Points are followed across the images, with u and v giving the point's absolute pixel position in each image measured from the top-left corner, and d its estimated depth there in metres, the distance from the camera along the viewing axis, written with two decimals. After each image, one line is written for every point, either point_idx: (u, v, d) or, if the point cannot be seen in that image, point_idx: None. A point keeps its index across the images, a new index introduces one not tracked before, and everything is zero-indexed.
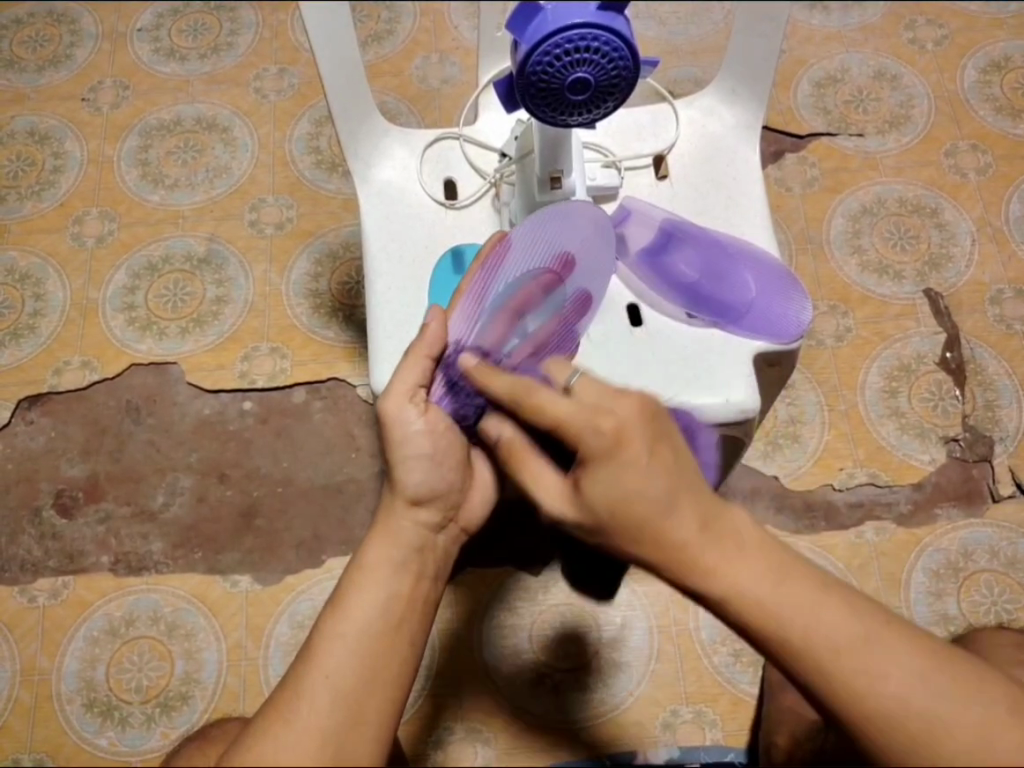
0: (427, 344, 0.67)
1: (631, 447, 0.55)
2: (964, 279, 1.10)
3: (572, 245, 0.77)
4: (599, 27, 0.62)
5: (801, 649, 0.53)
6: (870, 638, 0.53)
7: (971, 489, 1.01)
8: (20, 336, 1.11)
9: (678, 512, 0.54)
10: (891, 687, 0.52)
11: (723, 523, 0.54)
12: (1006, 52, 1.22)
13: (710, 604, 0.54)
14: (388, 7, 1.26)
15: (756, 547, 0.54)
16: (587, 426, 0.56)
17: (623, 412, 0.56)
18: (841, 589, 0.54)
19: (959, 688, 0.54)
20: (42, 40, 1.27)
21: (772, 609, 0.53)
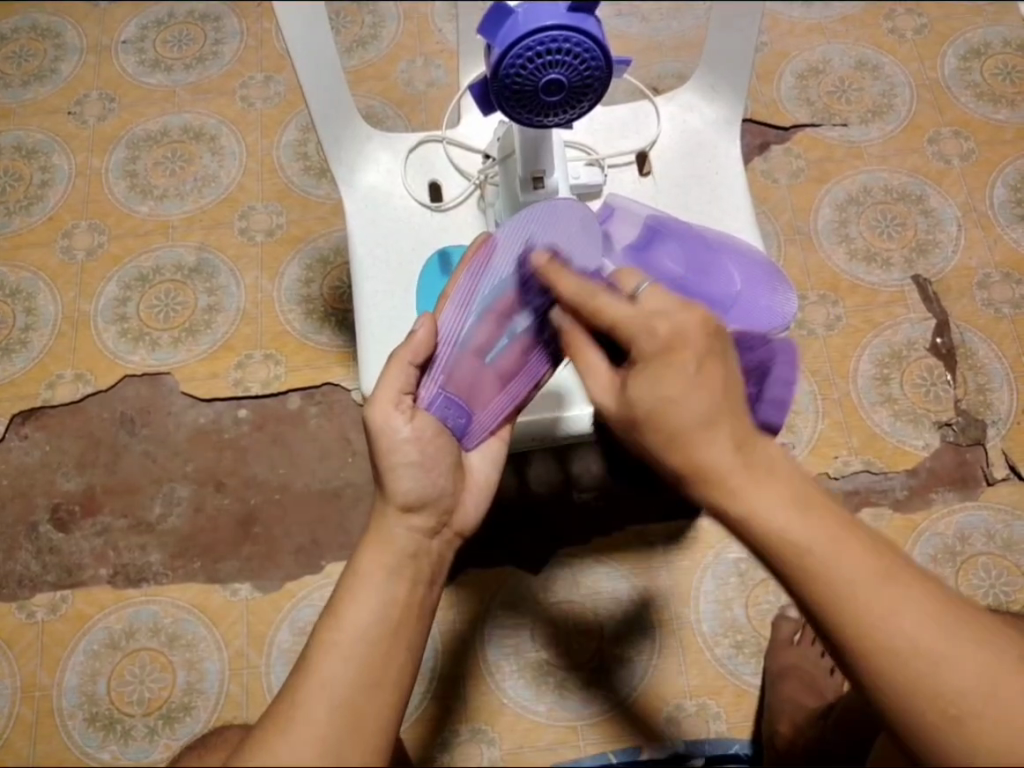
0: (412, 351, 0.68)
1: (681, 355, 0.56)
2: (951, 265, 1.11)
3: (561, 238, 0.72)
4: (570, 28, 0.62)
5: (821, 576, 0.53)
6: (890, 573, 0.53)
7: (966, 473, 1.02)
8: (12, 350, 1.11)
9: (715, 430, 0.55)
10: (904, 627, 0.52)
11: (758, 451, 0.56)
12: (985, 39, 1.23)
13: (735, 526, 0.55)
14: (371, 11, 1.26)
15: (786, 476, 0.55)
16: (641, 330, 0.58)
17: (681, 320, 0.57)
18: (864, 528, 0.55)
19: (973, 636, 0.54)
20: (26, 55, 1.27)
21: (796, 537, 0.53)
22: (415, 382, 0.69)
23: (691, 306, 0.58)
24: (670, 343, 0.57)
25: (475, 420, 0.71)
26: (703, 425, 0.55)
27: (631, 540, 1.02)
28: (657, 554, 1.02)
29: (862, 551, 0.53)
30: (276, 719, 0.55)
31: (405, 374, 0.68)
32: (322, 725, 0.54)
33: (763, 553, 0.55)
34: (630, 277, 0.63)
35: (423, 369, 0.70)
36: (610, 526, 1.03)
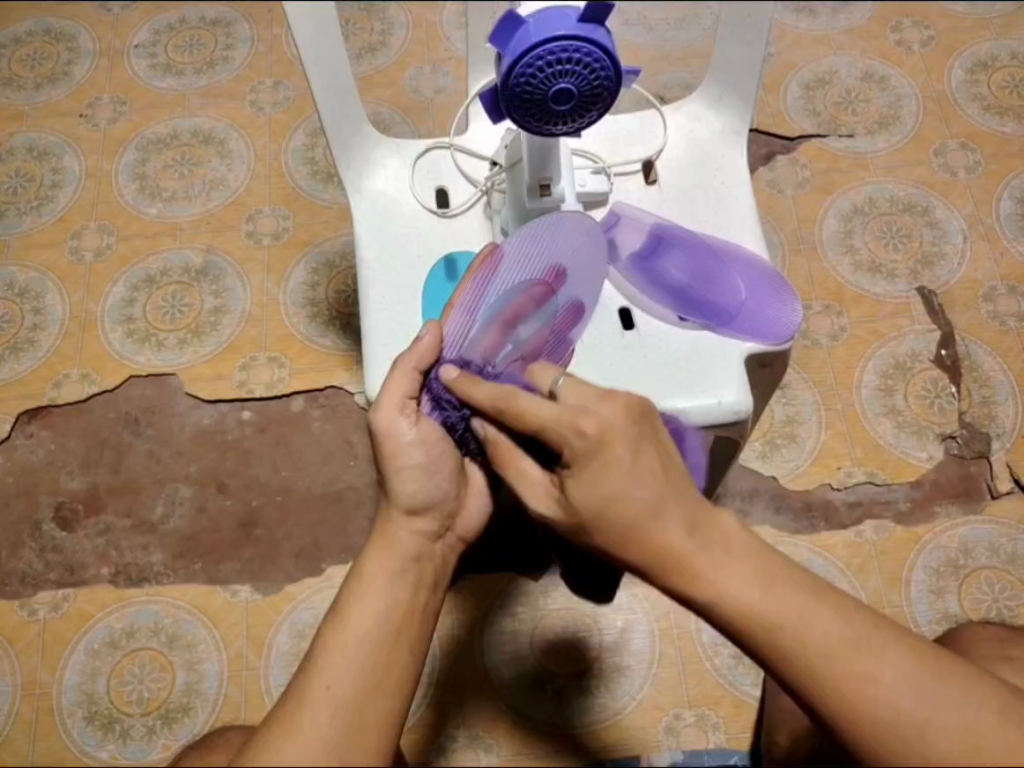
0: (417, 357, 0.68)
1: (614, 449, 0.55)
2: (957, 277, 1.11)
3: (565, 256, 0.75)
4: (580, 39, 0.63)
5: (786, 651, 0.53)
6: (864, 642, 0.53)
7: (969, 485, 1.01)
8: (19, 350, 1.12)
9: (663, 518, 0.54)
10: (881, 689, 0.52)
11: (713, 529, 0.55)
12: (992, 52, 1.23)
13: (700, 610, 0.55)
14: (380, 19, 1.27)
15: (744, 554, 0.55)
16: (569, 426, 0.56)
17: (604, 414, 0.56)
18: (834, 593, 0.54)
19: (957, 688, 0.53)
20: (39, 58, 1.28)
21: (761, 614, 0.53)
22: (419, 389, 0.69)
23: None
24: (601, 438, 0.55)
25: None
26: (651, 514, 0.54)
27: None
28: None
29: (834, 622, 0.53)
30: (281, 720, 0.55)
31: (410, 380, 0.67)
32: (324, 727, 0.54)
33: (729, 634, 0.55)
34: (543, 377, 0.64)
35: (428, 375, 0.70)
36: None
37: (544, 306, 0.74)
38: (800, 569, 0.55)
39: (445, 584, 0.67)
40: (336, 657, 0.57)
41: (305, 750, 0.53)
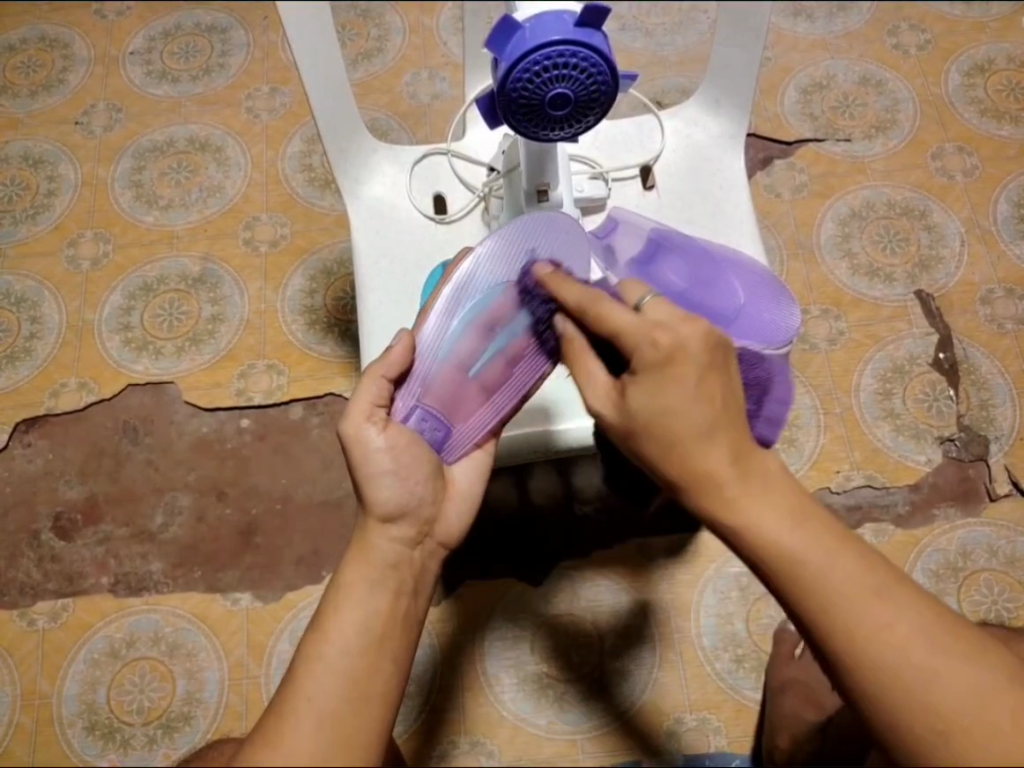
0: (386, 366, 0.67)
1: (681, 366, 0.55)
2: (955, 280, 1.11)
3: (549, 252, 0.70)
4: (577, 44, 0.62)
5: (811, 588, 0.53)
6: (881, 591, 0.53)
7: (968, 488, 1.01)
8: (16, 358, 1.11)
9: (713, 441, 0.55)
10: (897, 639, 0.52)
11: (755, 462, 0.56)
12: (988, 55, 1.23)
13: (727, 533, 0.56)
14: (377, 25, 1.27)
15: (781, 490, 0.56)
16: (643, 338, 0.57)
17: (682, 332, 0.56)
18: (866, 547, 0.55)
19: (970, 650, 0.53)
20: (34, 65, 1.28)
21: (787, 545, 0.54)
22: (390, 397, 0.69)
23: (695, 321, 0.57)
24: (671, 355, 0.56)
25: (456, 432, 0.70)
26: (703, 435, 0.55)
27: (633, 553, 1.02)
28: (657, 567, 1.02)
29: (859, 569, 0.53)
30: (267, 736, 0.54)
31: (376, 389, 0.67)
32: (311, 741, 0.53)
33: (752, 561, 0.56)
34: (632, 291, 0.62)
35: (399, 382, 0.69)
36: (611, 534, 1.03)
37: None
38: (837, 521, 0.56)
39: (428, 591, 0.66)
40: (326, 670, 0.56)
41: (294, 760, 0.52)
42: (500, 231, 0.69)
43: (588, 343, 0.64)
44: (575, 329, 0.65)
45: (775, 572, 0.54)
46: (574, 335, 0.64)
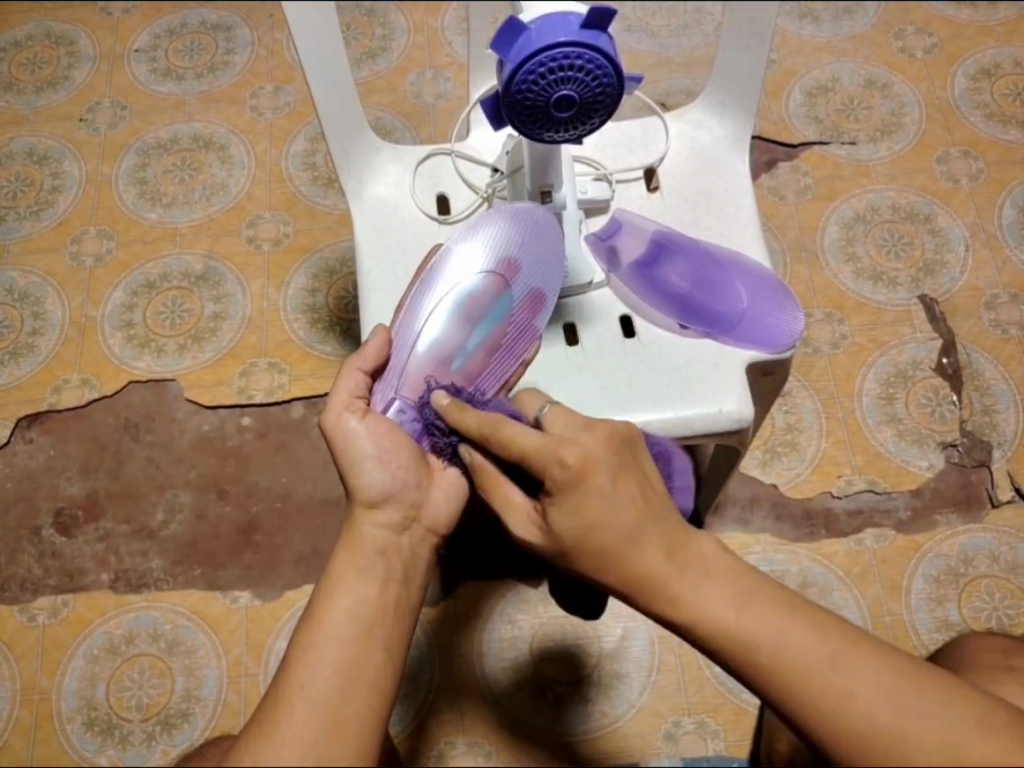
0: (362, 358, 0.69)
1: (595, 478, 0.56)
2: (959, 285, 1.11)
3: (516, 248, 0.73)
4: (582, 46, 0.62)
5: (764, 666, 0.52)
6: (839, 657, 0.52)
7: (970, 494, 1.01)
8: (19, 355, 1.12)
9: (642, 542, 0.56)
10: (858, 702, 0.50)
11: (690, 548, 0.56)
12: (995, 59, 1.23)
13: (683, 631, 0.55)
14: (381, 24, 1.27)
15: (722, 573, 0.55)
16: (550, 454, 0.57)
17: (585, 444, 0.57)
18: (814, 610, 0.54)
19: (940, 703, 0.51)
20: (39, 62, 1.28)
21: (738, 631, 0.53)
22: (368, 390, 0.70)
23: (594, 429, 0.58)
24: (582, 467, 0.56)
25: (437, 424, 0.70)
26: (631, 539, 0.56)
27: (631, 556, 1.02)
28: None
29: (811, 637, 0.52)
30: (264, 729, 0.53)
31: (355, 382, 0.68)
32: (307, 730, 0.53)
33: (712, 653, 0.55)
34: (530, 406, 0.67)
35: (377, 375, 0.71)
36: None
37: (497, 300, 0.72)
38: (781, 590, 0.55)
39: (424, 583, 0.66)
40: (319, 667, 0.56)
41: (287, 751, 0.52)
42: (465, 230, 0.73)
43: None
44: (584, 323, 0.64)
45: (733, 662, 0.54)
46: (585, 327, 0.64)
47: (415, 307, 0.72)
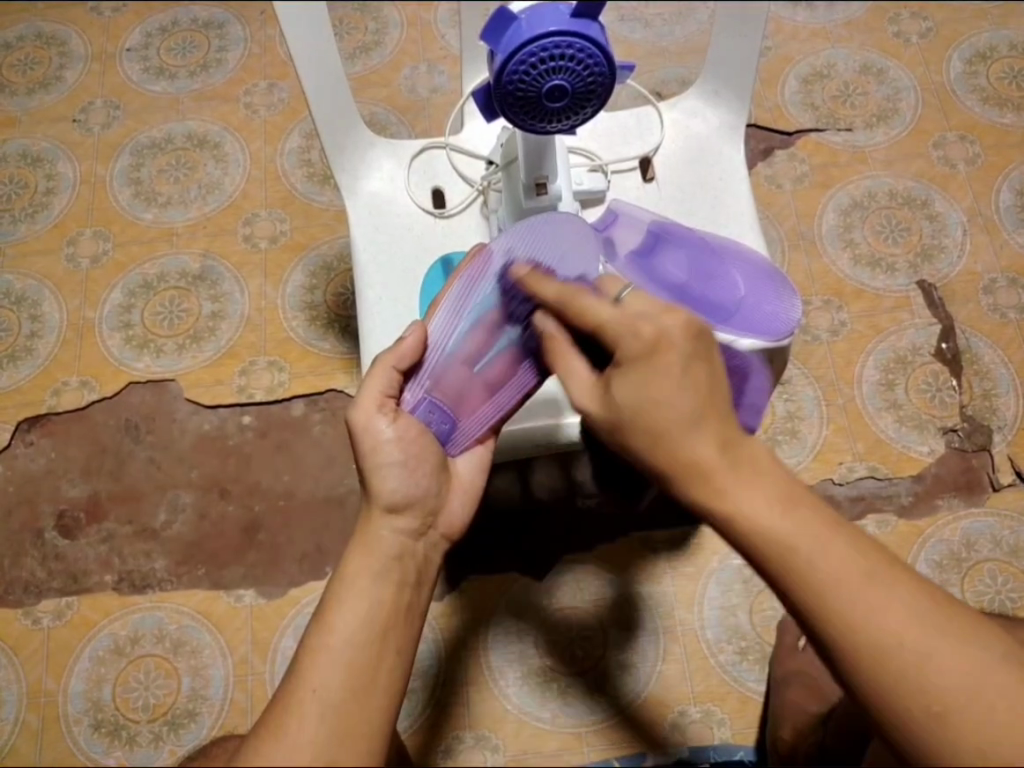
0: (396, 356, 0.67)
1: (668, 355, 0.56)
2: (957, 270, 1.11)
3: (555, 252, 0.69)
4: (573, 34, 0.62)
5: (806, 580, 0.52)
6: (874, 573, 0.52)
7: (972, 478, 1.01)
8: (17, 358, 1.11)
9: (700, 428, 0.55)
10: (890, 620, 0.51)
11: (743, 449, 0.55)
12: (990, 43, 1.22)
13: (717, 522, 0.54)
14: (374, 18, 1.27)
15: (773, 475, 0.54)
16: (627, 331, 0.58)
17: (666, 322, 0.57)
18: (854, 527, 0.54)
19: (959, 634, 0.52)
20: (31, 63, 1.27)
21: (780, 535, 0.52)
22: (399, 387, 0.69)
23: (677, 310, 0.57)
24: (656, 342, 0.56)
25: (461, 426, 0.70)
26: (690, 422, 0.55)
27: (633, 546, 1.02)
28: (660, 560, 1.02)
29: (852, 553, 0.52)
30: (271, 727, 0.54)
31: (386, 379, 0.67)
32: (315, 736, 0.53)
33: (744, 550, 0.54)
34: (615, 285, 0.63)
35: (409, 372, 0.70)
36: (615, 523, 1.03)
37: None
38: (825, 502, 0.54)
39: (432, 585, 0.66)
40: (325, 665, 0.56)
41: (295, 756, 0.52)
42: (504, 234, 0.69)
43: (568, 337, 0.64)
44: (554, 326, 0.65)
45: (769, 559, 0.53)
46: (552, 331, 0.65)
47: (453, 306, 0.69)
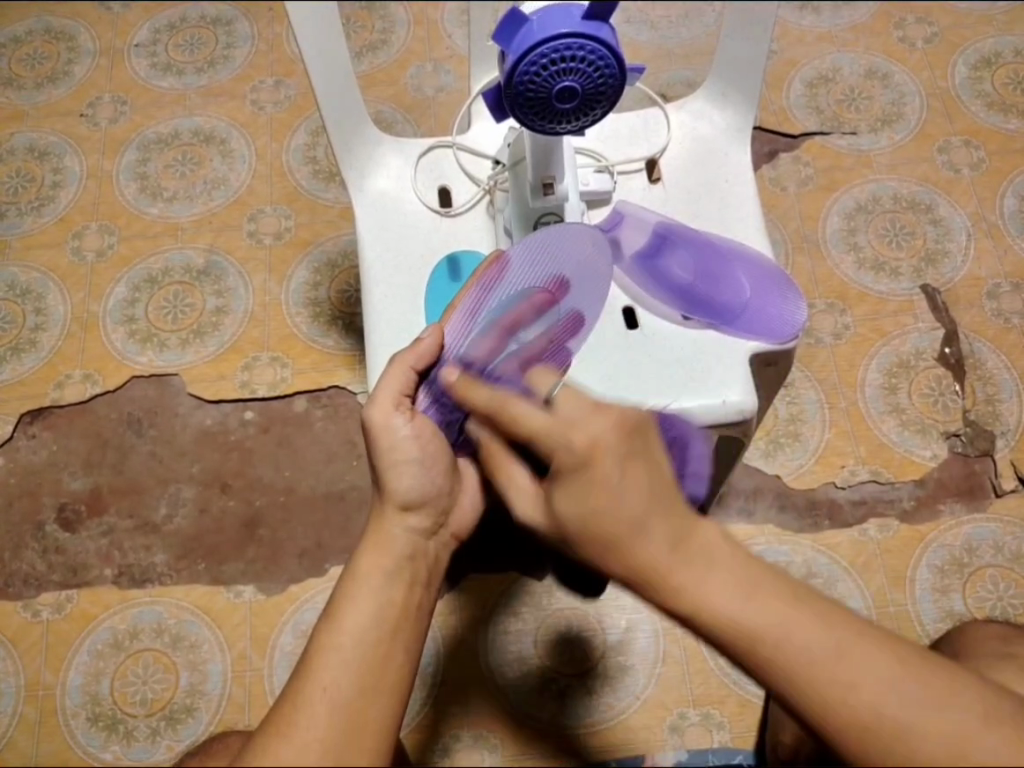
0: (415, 356, 0.67)
1: (602, 464, 0.54)
2: (961, 275, 1.11)
3: (569, 267, 0.74)
4: (584, 37, 0.62)
5: (777, 665, 0.49)
6: (843, 650, 0.49)
7: (974, 484, 1.01)
8: (21, 350, 1.12)
9: (647, 531, 0.52)
10: (866, 698, 0.48)
11: (695, 541, 0.52)
12: (996, 49, 1.23)
13: (683, 620, 0.52)
14: (381, 17, 1.27)
15: (728, 562, 0.52)
16: (560, 440, 0.56)
17: (596, 428, 0.55)
18: (826, 600, 0.51)
19: (940, 693, 0.49)
20: (39, 57, 1.28)
21: (746, 623, 0.50)
22: (415, 387, 0.69)
23: (605, 411, 0.56)
24: (589, 454, 0.55)
25: (472, 428, 0.70)
26: (636, 527, 0.53)
27: None
28: None
29: (822, 630, 0.49)
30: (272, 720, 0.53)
31: (403, 379, 0.67)
32: (317, 729, 0.53)
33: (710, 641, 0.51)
34: (543, 383, 0.66)
35: (424, 374, 0.69)
36: None
37: (545, 315, 0.72)
38: (786, 577, 0.52)
39: (438, 582, 0.66)
40: (325, 658, 0.56)
41: (299, 751, 0.51)
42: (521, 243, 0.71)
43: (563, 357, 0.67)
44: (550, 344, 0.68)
45: (738, 652, 0.50)
46: (486, 439, 0.64)
47: (472, 309, 0.70)
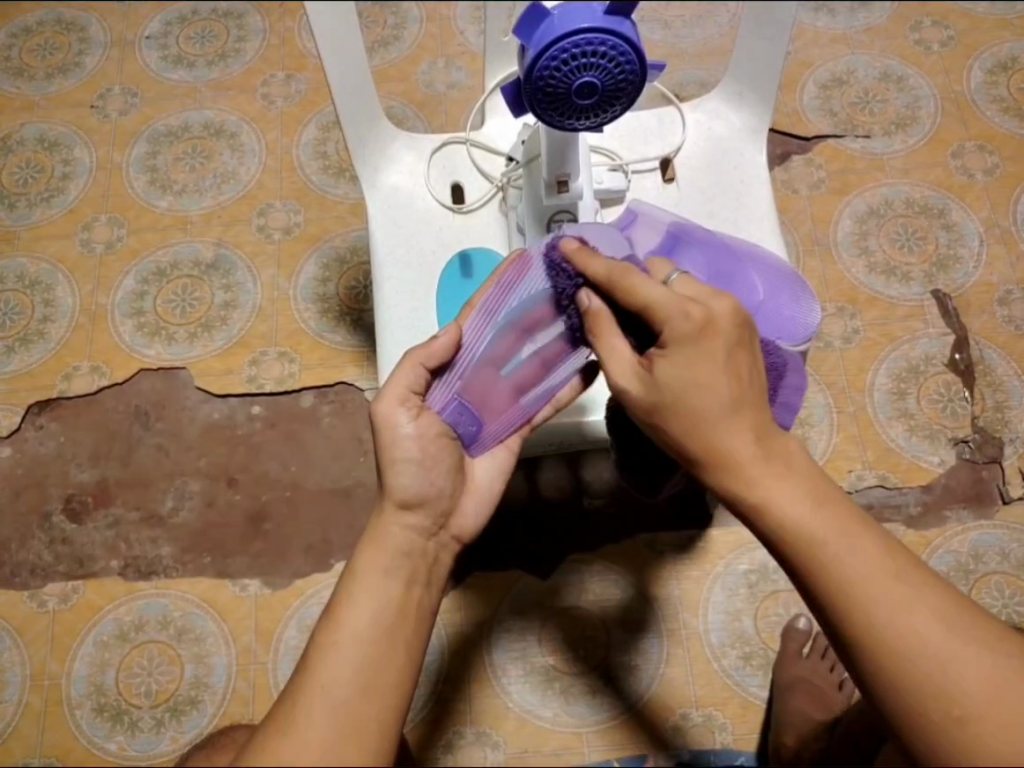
0: (428, 354, 0.67)
1: (714, 340, 0.58)
2: (972, 280, 1.10)
3: None
4: (606, 32, 0.62)
5: (826, 569, 0.54)
6: (901, 573, 0.54)
7: (981, 490, 1.01)
8: (29, 341, 1.12)
9: (735, 419, 0.57)
10: (914, 624, 0.53)
11: (777, 443, 0.58)
12: (1012, 53, 1.22)
13: (748, 511, 0.57)
14: (394, 12, 1.27)
15: (804, 473, 0.57)
16: (675, 312, 0.58)
17: (714, 308, 0.58)
18: (881, 532, 0.56)
19: (988, 641, 0.54)
20: (50, 48, 1.28)
21: (807, 527, 0.55)
22: (427, 385, 0.69)
23: (724, 296, 0.59)
24: (704, 326, 0.58)
25: (487, 429, 0.71)
26: (727, 412, 0.57)
27: (641, 548, 1.02)
28: (665, 563, 1.02)
29: (873, 555, 0.54)
30: (280, 720, 0.54)
31: (410, 373, 0.67)
32: (323, 729, 0.53)
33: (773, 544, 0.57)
34: (660, 269, 0.64)
35: (439, 371, 0.69)
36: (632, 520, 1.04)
37: None
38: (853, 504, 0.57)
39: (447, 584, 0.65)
40: (333, 659, 0.56)
41: (305, 751, 0.52)
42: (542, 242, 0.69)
43: (610, 311, 0.64)
44: (600, 303, 0.64)
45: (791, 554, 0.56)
46: (598, 306, 0.64)
47: (491, 310, 0.69)
